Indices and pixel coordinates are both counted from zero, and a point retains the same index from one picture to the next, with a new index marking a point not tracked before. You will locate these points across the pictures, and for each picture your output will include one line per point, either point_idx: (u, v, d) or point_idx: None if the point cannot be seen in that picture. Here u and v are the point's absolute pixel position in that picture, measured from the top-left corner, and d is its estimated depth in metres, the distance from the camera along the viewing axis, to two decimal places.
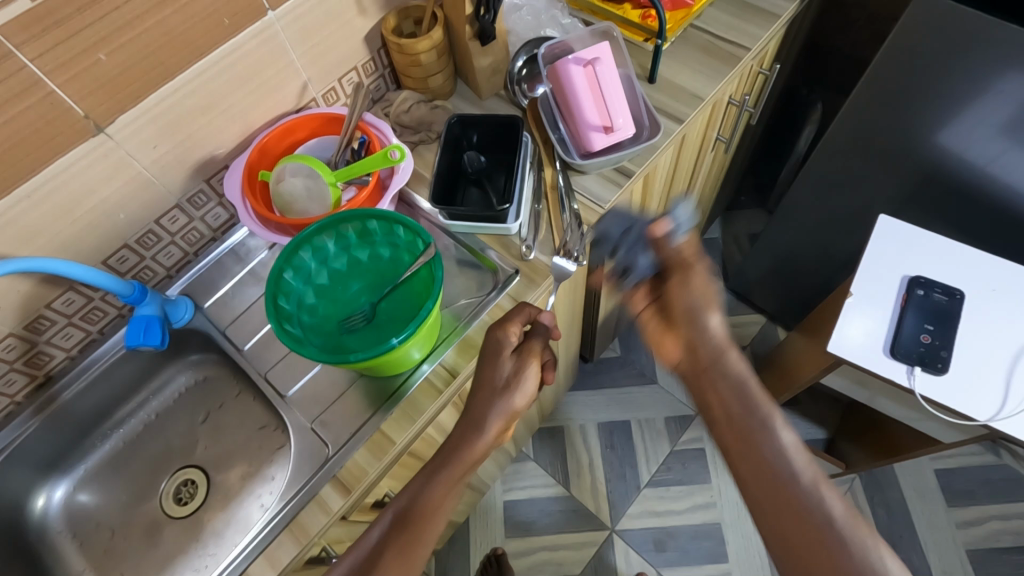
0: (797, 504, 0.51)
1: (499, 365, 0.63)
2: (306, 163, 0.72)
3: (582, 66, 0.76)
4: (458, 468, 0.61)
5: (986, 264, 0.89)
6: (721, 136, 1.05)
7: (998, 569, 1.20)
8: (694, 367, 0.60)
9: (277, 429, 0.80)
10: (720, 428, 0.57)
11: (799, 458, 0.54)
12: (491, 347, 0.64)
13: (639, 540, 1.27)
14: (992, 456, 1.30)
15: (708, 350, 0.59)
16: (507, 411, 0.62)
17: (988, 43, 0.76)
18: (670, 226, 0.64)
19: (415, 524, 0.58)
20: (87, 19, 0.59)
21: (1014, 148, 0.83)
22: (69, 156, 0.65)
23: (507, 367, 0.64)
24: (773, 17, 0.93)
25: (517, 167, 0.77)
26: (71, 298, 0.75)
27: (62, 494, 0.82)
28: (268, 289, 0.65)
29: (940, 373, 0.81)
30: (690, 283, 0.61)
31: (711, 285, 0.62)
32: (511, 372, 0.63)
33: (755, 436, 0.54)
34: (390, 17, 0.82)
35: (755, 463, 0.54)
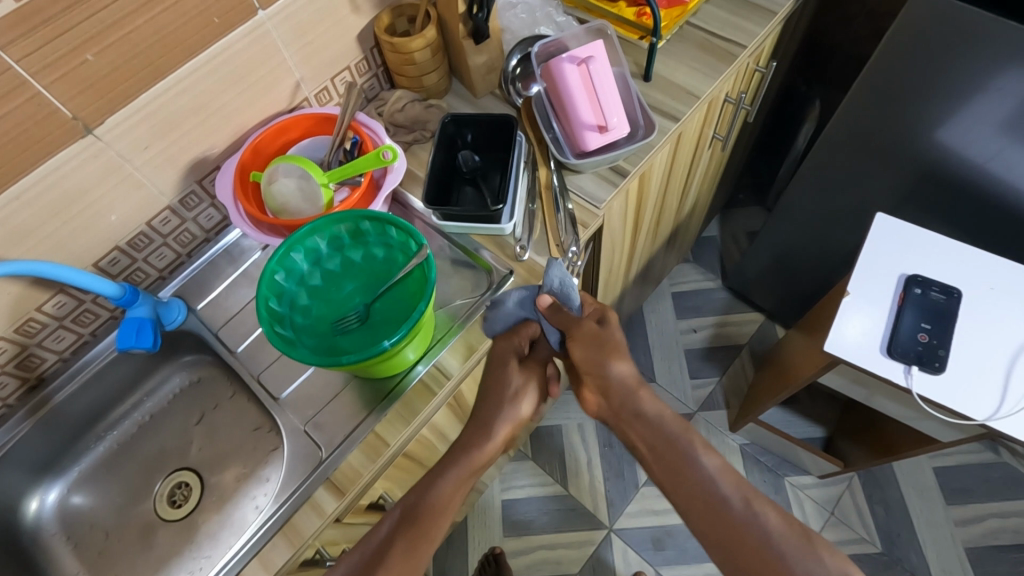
0: (737, 529, 0.57)
1: (509, 376, 0.69)
2: (298, 164, 0.71)
3: (576, 64, 0.76)
4: (461, 471, 0.65)
5: (984, 262, 0.89)
6: (717, 134, 1.04)
7: (997, 567, 1.20)
8: (611, 412, 0.66)
9: (270, 431, 0.79)
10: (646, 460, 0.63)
11: (727, 477, 0.60)
12: (500, 359, 0.70)
13: (637, 539, 1.27)
14: (991, 454, 1.29)
15: (620, 394, 0.65)
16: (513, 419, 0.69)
17: (986, 40, 0.75)
18: (553, 297, 0.67)
19: (425, 520, 0.61)
20: (74, 18, 0.58)
21: (1013, 146, 0.83)
22: (58, 157, 0.64)
23: (516, 379, 0.70)
24: (770, 14, 0.92)
25: (512, 167, 0.76)
26: (62, 301, 0.74)
27: (56, 496, 0.81)
28: (260, 291, 0.64)
29: (938, 372, 0.81)
30: (590, 341, 0.65)
31: (610, 337, 0.66)
32: (519, 383, 0.70)
33: (682, 468, 0.60)
34: (384, 16, 0.81)
35: (689, 494, 0.60)
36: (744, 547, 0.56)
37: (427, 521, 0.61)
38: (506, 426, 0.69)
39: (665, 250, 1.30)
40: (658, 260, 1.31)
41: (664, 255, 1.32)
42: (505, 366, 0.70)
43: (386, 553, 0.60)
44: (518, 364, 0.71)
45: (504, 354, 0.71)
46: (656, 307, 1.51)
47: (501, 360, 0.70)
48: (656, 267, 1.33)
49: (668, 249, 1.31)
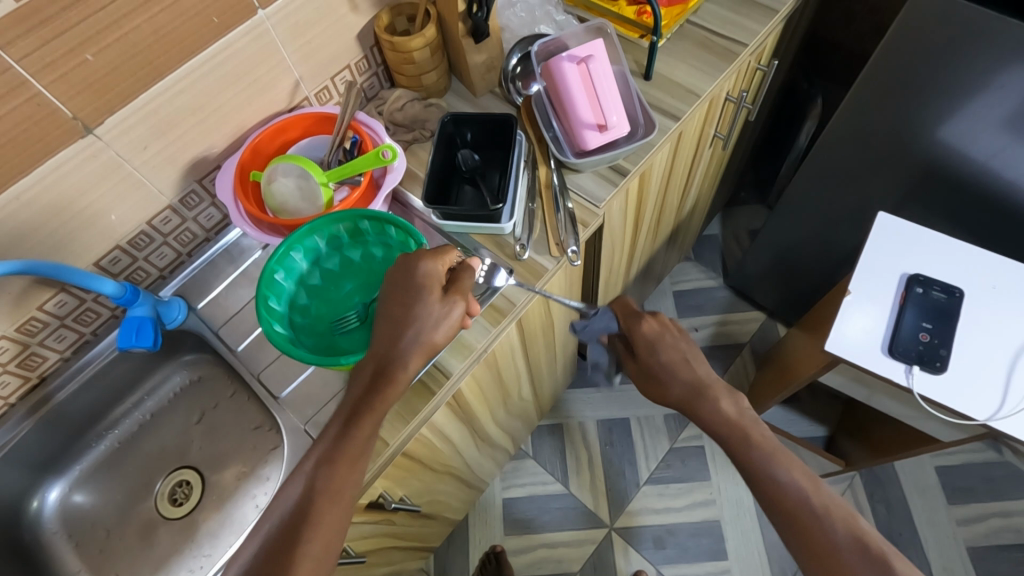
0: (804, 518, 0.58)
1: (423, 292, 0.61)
2: (297, 163, 0.71)
3: (576, 63, 0.76)
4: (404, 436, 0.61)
5: (987, 261, 0.88)
6: (718, 133, 1.04)
7: (1000, 566, 1.19)
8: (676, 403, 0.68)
9: (270, 430, 0.79)
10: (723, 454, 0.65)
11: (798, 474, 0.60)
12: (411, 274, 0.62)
13: (639, 538, 1.27)
14: (993, 453, 1.29)
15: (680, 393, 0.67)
16: (425, 347, 0.60)
17: (990, 37, 0.75)
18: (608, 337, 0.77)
19: (345, 465, 0.58)
20: (72, 18, 0.58)
21: (1015, 143, 0.82)
22: (58, 157, 0.64)
23: (434, 300, 0.61)
24: (770, 12, 0.91)
25: (511, 166, 0.76)
26: (63, 299, 0.74)
27: (57, 495, 0.82)
28: (259, 290, 0.64)
29: (939, 372, 0.81)
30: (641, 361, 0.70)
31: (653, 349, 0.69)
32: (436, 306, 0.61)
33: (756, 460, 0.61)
34: (383, 14, 0.81)
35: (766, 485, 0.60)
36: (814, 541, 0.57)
37: (340, 475, 0.58)
38: (415, 358, 0.60)
39: (666, 248, 1.29)
40: (659, 259, 1.31)
41: (665, 253, 1.31)
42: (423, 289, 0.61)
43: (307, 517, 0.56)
44: (437, 286, 0.62)
45: (424, 276, 0.62)
46: (657, 306, 1.51)
47: (420, 283, 0.62)
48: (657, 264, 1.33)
49: (670, 246, 1.31)
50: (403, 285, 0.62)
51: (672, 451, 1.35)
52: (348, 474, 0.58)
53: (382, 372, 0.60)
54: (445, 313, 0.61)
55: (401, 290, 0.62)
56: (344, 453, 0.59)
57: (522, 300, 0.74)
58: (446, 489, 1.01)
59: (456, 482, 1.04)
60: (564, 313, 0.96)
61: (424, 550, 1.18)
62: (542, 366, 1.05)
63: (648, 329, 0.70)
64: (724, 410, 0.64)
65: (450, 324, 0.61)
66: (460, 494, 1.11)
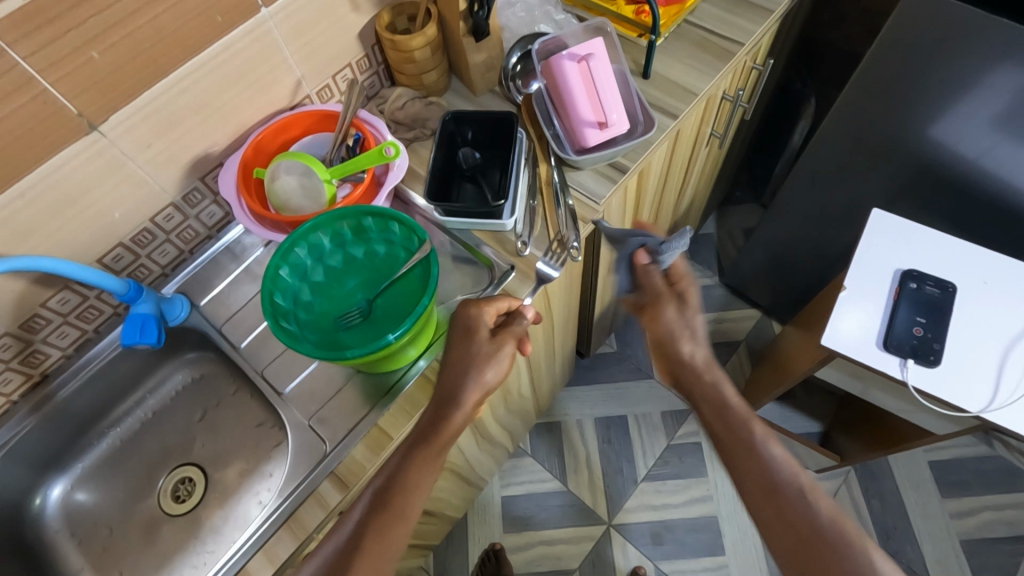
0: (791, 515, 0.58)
1: (475, 340, 0.65)
2: (301, 161, 0.72)
3: (576, 62, 0.76)
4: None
5: (978, 257, 0.90)
6: (715, 132, 1.06)
7: (993, 559, 1.21)
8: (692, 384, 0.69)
9: (273, 426, 0.80)
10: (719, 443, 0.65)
11: (792, 463, 0.61)
12: (465, 321, 0.66)
13: (637, 534, 1.28)
14: (985, 447, 1.31)
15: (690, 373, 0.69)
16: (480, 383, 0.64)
17: (978, 39, 0.76)
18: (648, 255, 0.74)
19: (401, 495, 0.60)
20: (79, 16, 0.59)
21: (1005, 142, 0.84)
22: (63, 155, 0.65)
23: (485, 347, 0.65)
24: (765, 13, 0.93)
25: (513, 162, 0.77)
26: (66, 297, 0.74)
27: (60, 493, 0.82)
28: (264, 286, 0.65)
29: (933, 365, 0.82)
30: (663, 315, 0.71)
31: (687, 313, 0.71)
32: (485, 347, 0.65)
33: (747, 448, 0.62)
34: (384, 14, 0.82)
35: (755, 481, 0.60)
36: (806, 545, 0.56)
37: (398, 506, 0.60)
38: (474, 393, 0.63)
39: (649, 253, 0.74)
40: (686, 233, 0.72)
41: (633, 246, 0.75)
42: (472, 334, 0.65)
43: (358, 548, 0.58)
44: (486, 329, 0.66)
45: (472, 321, 0.66)
46: None
47: (468, 326, 0.66)
48: (650, 280, 0.74)
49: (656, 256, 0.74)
50: (457, 325, 0.67)
51: (670, 448, 1.36)
52: (406, 503, 0.60)
53: (442, 400, 0.64)
54: (495, 352, 0.65)
55: (458, 336, 0.66)
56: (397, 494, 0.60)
57: (526, 294, 0.74)
58: (447, 485, 1.02)
59: (456, 479, 1.05)
60: (562, 312, 0.97)
61: (424, 548, 1.19)
62: (542, 365, 1.07)
63: (670, 314, 0.71)
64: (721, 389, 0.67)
65: (503, 365, 0.65)
66: (460, 491, 1.12)
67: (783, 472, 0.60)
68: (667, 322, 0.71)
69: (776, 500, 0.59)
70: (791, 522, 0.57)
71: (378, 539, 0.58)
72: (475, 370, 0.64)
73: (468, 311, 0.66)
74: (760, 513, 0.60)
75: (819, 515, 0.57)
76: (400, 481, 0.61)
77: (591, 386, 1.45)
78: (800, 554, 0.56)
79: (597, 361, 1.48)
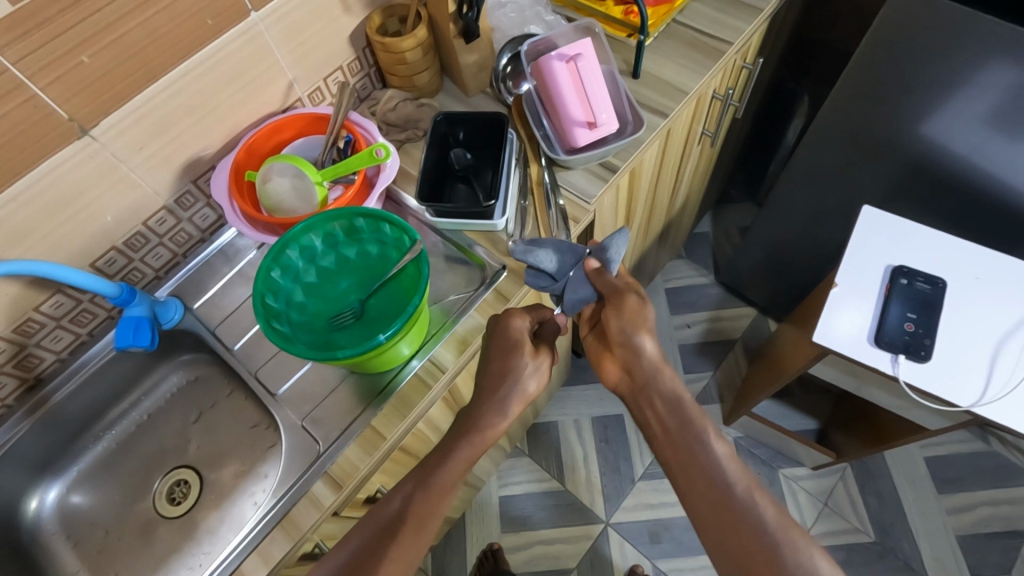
0: (732, 512, 0.56)
1: (520, 358, 0.65)
2: (292, 163, 0.72)
3: (565, 62, 0.77)
4: (472, 450, 0.64)
5: (969, 253, 0.90)
6: (706, 131, 1.06)
7: (989, 554, 1.21)
8: (633, 388, 0.65)
9: (268, 428, 0.80)
10: (660, 445, 0.62)
11: (735, 463, 0.59)
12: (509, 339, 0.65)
13: (634, 532, 1.28)
14: (981, 443, 1.31)
15: (644, 369, 0.64)
16: (523, 394, 0.66)
17: (965, 35, 0.77)
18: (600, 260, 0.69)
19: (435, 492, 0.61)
20: (69, 20, 0.59)
21: (994, 138, 0.85)
22: (56, 158, 0.65)
23: (530, 361, 0.65)
24: (755, 12, 0.93)
25: (504, 162, 0.77)
26: (60, 301, 0.75)
27: (56, 495, 0.82)
28: (256, 288, 0.65)
29: (924, 361, 0.82)
30: (623, 309, 0.64)
31: (644, 310, 0.64)
32: (530, 360, 0.65)
33: (691, 448, 0.60)
34: (375, 16, 0.82)
35: (693, 474, 0.58)
36: (744, 543, 0.54)
37: (431, 501, 0.60)
38: (518, 404, 0.65)
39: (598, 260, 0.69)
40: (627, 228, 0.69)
41: (577, 254, 0.69)
42: (517, 350, 0.65)
43: (389, 543, 0.57)
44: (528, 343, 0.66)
45: (517, 333, 0.66)
46: (650, 302, 1.53)
47: (511, 344, 0.65)
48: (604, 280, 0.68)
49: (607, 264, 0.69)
50: (495, 334, 0.67)
51: None
52: (439, 498, 0.61)
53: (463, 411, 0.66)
54: (537, 363, 0.66)
55: (498, 349, 0.65)
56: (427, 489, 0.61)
57: (518, 295, 0.75)
58: None
59: None
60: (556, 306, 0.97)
61: None
62: None
63: (631, 301, 0.65)
64: (670, 393, 0.62)
65: (542, 374, 0.67)
66: None
67: (726, 477, 0.58)
68: (627, 316, 0.64)
69: (714, 498, 0.57)
70: (734, 528, 0.55)
71: (413, 535, 0.58)
72: (519, 384, 0.65)
73: (512, 324, 0.66)
74: (703, 518, 0.57)
75: (765, 520, 0.55)
76: (434, 477, 0.61)
77: (588, 386, 1.45)
78: (742, 562, 0.54)
79: None
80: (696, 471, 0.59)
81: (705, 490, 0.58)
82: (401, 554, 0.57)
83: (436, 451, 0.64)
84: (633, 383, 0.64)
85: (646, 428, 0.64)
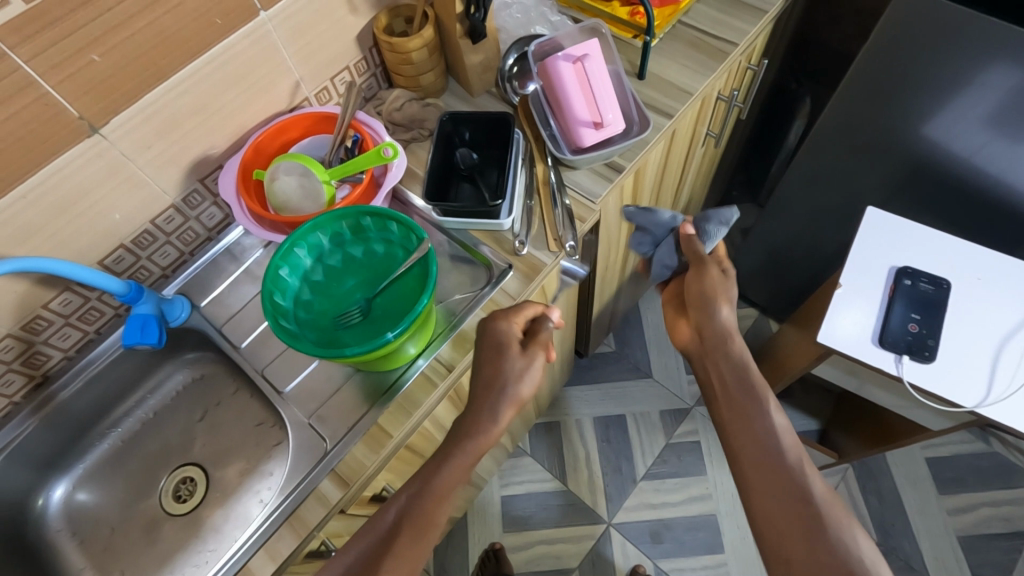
0: (782, 475, 0.59)
1: (508, 358, 0.65)
2: (300, 162, 0.72)
3: (572, 62, 0.77)
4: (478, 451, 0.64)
5: (971, 255, 0.91)
6: (710, 132, 1.06)
7: (990, 555, 1.22)
8: (699, 349, 0.72)
9: (274, 426, 0.81)
10: (717, 402, 0.68)
11: (791, 434, 0.62)
12: (497, 340, 0.66)
13: (636, 533, 1.29)
14: (982, 444, 1.32)
15: (715, 335, 0.70)
16: (514, 397, 0.65)
17: (968, 38, 0.77)
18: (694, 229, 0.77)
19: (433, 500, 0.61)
20: (80, 19, 0.59)
21: (996, 139, 0.85)
22: (65, 156, 0.65)
23: (518, 362, 0.65)
24: (759, 13, 0.93)
25: (510, 162, 0.77)
26: (68, 298, 0.75)
27: (61, 493, 0.83)
28: (265, 286, 0.65)
29: (928, 361, 0.83)
30: (704, 276, 0.72)
31: (725, 283, 0.71)
32: (519, 363, 0.65)
33: (749, 411, 0.64)
34: (381, 16, 0.83)
35: (749, 435, 0.62)
36: (786, 505, 0.57)
37: (431, 506, 0.60)
38: (509, 407, 0.64)
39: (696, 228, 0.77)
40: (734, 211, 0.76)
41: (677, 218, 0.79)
42: (505, 350, 0.65)
43: (390, 548, 0.58)
44: (517, 343, 0.66)
45: (502, 336, 0.66)
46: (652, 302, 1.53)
47: (500, 343, 0.66)
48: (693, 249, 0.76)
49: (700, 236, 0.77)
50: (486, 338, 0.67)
51: (668, 447, 1.37)
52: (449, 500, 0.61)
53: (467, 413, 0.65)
54: (527, 364, 0.65)
55: (488, 351, 0.66)
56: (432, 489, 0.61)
57: (521, 294, 0.75)
58: None
59: None
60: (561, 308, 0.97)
61: None
62: None
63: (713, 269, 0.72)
64: (735, 357, 0.68)
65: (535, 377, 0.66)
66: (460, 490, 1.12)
67: (778, 444, 0.61)
68: (708, 283, 0.71)
69: (765, 462, 0.60)
70: (779, 487, 0.58)
71: (411, 541, 0.59)
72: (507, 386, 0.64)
73: (496, 326, 0.67)
74: (749, 476, 0.61)
75: (812, 490, 0.58)
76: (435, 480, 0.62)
77: (590, 386, 1.46)
78: (783, 523, 0.57)
79: (595, 361, 1.48)
80: (749, 433, 0.63)
81: (756, 454, 0.61)
82: (404, 560, 0.58)
83: (443, 449, 0.64)
84: (703, 343, 0.71)
85: (705, 385, 0.71)
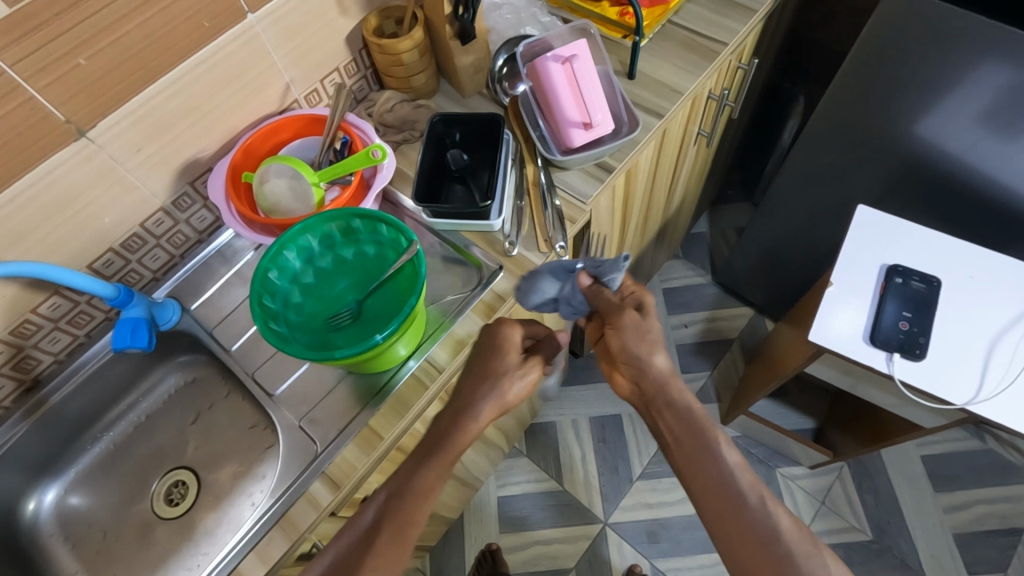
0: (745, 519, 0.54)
1: (503, 357, 0.67)
2: (289, 164, 0.72)
3: (560, 62, 0.77)
4: None
5: (964, 253, 0.91)
6: (702, 131, 1.06)
7: (985, 552, 1.22)
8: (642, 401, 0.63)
9: (266, 428, 0.80)
10: (673, 453, 0.59)
11: (746, 470, 0.57)
12: (496, 341, 0.68)
13: (633, 532, 1.29)
14: (977, 441, 1.32)
15: (652, 382, 0.61)
16: (501, 400, 0.65)
17: (959, 36, 0.77)
18: (592, 278, 0.67)
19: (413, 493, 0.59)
20: (67, 23, 0.59)
21: (988, 137, 0.85)
22: (53, 160, 0.65)
23: (511, 360, 0.67)
24: (750, 13, 0.94)
25: (500, 163, 0.77)
26: (57, 302, 0.75)
27: (53, 497, 0.83)
28: (253, 289, 0.66)
29: (919, 359, 0.83)
30: (624, 329, 0.62)
31: (648, 325, 0.62)
32: (514, 365, 0.67)
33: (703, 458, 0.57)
34: (371, 18, 0.83)
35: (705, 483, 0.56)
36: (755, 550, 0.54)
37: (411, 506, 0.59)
38: (492, 408, 0.65)
39: (592, 277, 0.66)
40: (625, 255, 0.64)
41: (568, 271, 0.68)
42: (502, 352, 0.67)
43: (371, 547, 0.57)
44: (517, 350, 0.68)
45: (502, 338, 0.68)
46: None
47: (497, 345, 0.68)
48: (600, 298, 0.66)
49: (601, 281, 0.67)
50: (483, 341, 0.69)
51: None
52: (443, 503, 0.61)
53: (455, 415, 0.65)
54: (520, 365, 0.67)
55: (485, 353, 0.68)
56: (412, 487, 0.60)
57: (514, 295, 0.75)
58: None
59: (450, 479, 1.05)
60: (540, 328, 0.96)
61: (419, 550, 1.18)
62: None
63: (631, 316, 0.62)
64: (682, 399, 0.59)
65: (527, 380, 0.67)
66: (455, 492, 1.12)
67: (739, 485, 0.56)
68: (628, 337, 0.61)
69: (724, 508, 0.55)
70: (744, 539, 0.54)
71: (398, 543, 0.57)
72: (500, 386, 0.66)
73: (501, 331, 0.69)
74: (715, 527, 0.56)
75: (780, 529, 0.54)
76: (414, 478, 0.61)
77: (585, 386, 1.46)
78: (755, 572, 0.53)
79: (590, 361, 1.48)
80: (707, 482, 0.56)
81: (718, 500, 0.56)
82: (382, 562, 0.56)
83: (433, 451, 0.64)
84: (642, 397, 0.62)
85: (658, 436, 0.62)
